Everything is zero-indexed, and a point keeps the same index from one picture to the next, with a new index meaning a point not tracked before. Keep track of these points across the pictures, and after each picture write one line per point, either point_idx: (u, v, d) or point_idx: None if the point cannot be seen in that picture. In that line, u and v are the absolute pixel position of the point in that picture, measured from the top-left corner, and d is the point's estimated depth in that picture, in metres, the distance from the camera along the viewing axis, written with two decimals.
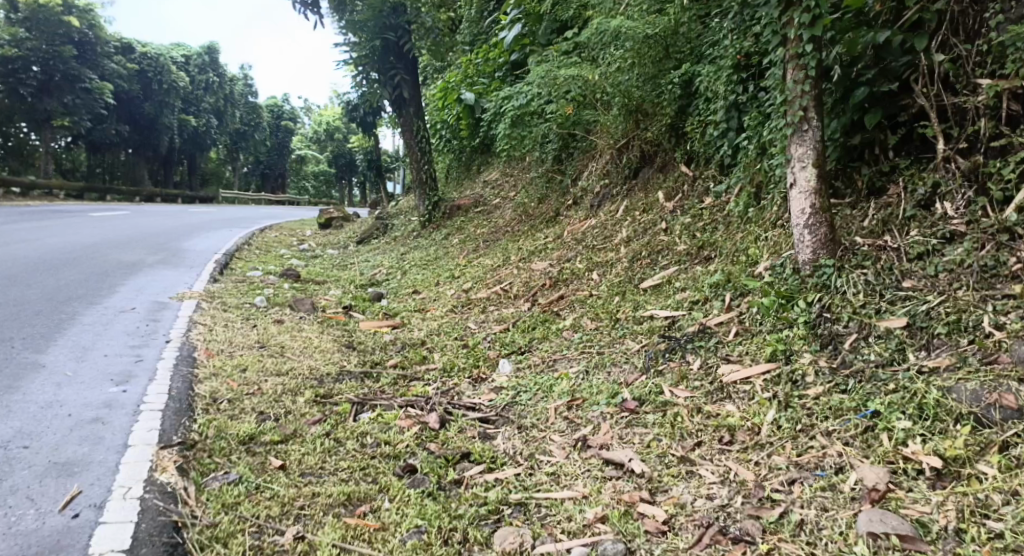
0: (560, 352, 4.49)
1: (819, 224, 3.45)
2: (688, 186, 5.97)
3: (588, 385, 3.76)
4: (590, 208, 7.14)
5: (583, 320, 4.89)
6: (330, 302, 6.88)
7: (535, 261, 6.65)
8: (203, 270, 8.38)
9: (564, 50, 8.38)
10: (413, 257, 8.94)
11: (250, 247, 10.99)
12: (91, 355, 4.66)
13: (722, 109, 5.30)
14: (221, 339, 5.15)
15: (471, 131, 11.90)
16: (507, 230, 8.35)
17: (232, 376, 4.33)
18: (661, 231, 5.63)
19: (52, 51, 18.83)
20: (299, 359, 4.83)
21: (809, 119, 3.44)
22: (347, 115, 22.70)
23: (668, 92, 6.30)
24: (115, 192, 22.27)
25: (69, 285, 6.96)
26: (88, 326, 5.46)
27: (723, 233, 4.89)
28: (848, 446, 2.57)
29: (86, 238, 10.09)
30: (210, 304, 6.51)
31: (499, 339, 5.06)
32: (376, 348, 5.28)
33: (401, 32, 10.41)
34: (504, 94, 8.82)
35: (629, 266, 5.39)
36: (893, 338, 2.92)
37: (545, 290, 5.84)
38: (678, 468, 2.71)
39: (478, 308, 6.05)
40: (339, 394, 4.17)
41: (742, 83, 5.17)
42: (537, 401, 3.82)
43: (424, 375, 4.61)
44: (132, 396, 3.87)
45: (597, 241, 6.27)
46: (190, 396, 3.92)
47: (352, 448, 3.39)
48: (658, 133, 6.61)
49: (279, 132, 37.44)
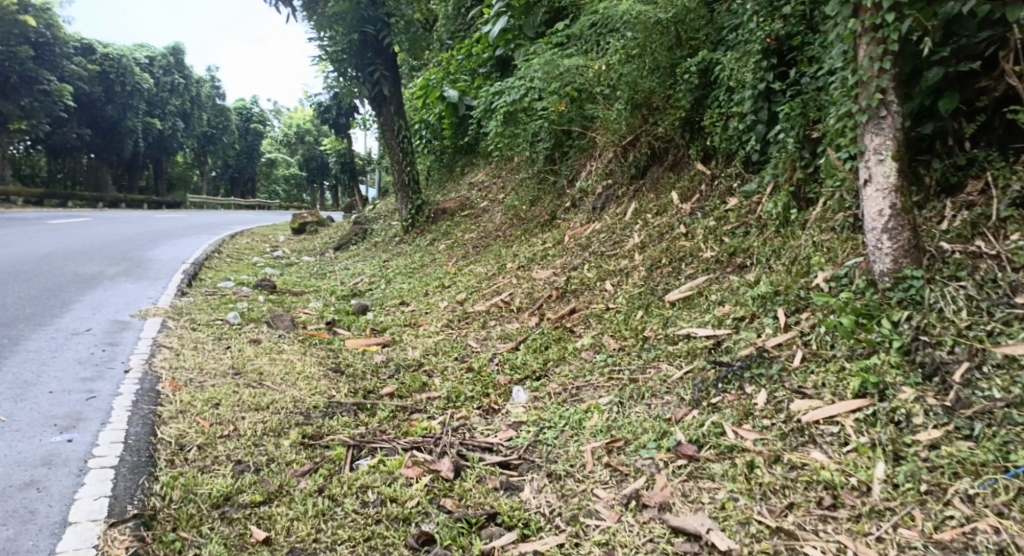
0: (582, 379, 3.93)
1: (900, 228, 2.92)
2: (707, 186, 5.43)
3: (628, 423, 3.21)
4: (592, 211, 6.59)
5: (603, 339, 4.34)
6: (311, 317, 6.25)
7: (536, 270, 6.08)
8: (170, 282, 7.70)
9: (557, 42, 7.86)
10: (397, 264, 8.33)
11: (220, 255, 10.29)
12: (34, 392, 4.00)
13: (749, 99, 4.77)
14: (188, 366, 4.51)
15: (455, 131, 11.32)
16: (498, 235, 7.78)
17: (203, 413, 3.71)
18: (680, 235, 5.08)
19: (7, 52, 17.90)
20: (280, 389, 4.21)
21: (888, 103, 2.92)
22: (319, 117, 22.06)
23: (684, 83, 5.66)
24: (78, 197, 21.31)
25: (16, 303, 6.25)
26: (34, 354, 4.78)
27: (758, 237, 4.37)
28: (1004, 519, 2.08)
29: (39, 248, 9.33)
30: (178, 322, 5.85)
31: (509, 361, 4.48)
32: (367, 373, 4.66)
33: (382, 26, 9.71)
34: (495, 90, 8.26)
35: (647, 276, 4.85)
36: (1020, 368, 2.44)
37: (552, 303, 5.27)
38: (773, 544, 2.19)
39: (477, 323, 5.46)
40: (330, 435, 3.57)
41: (771, 70, 4.66)
42: (567, 443, 3.25)
43: (426, 407, 4.01)
44: (78, 448, 3.24)
45: (605, 246, 5.73)
46: (150, 445, 3.29)
47: (351, 510, 2.81)
48: (670, 129, 5.99)
49: (247, 135, 36.48)
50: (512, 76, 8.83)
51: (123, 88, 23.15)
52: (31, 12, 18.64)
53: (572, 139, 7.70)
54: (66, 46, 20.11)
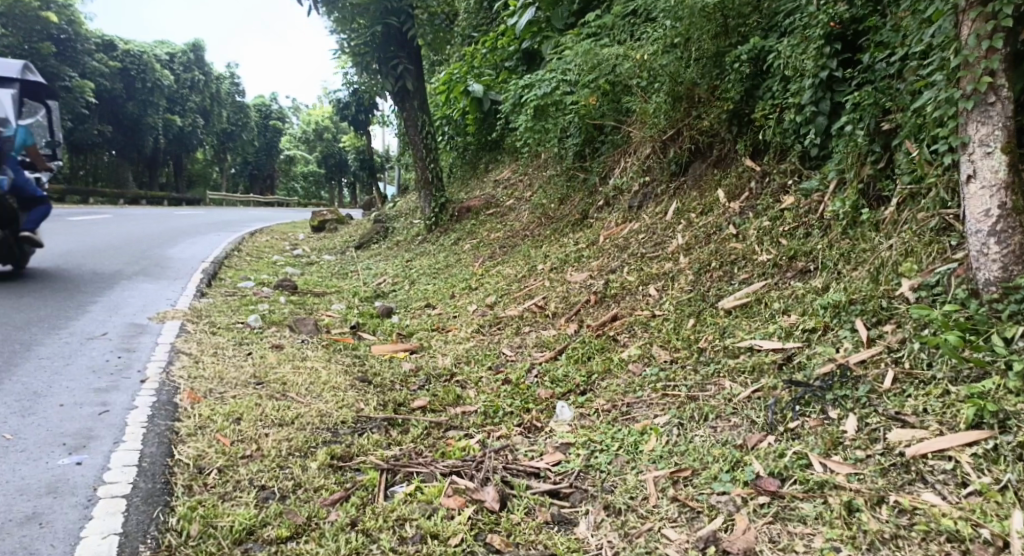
0: (633, 395, 3.60)
1: (1011, 229, 2.64)
2: (757, 184, 5.07)
3: (692, 449, 2.87)
4: (628, 209, 6.25)
5: (652, 350, 4.00)
6: (335, 320, 5.96)
7: (570, 272, 5.75)
8: (189, 282, 7.47)
9: (587, 34, 7.58)
10: (421, 264, 8.04)
11: (240, 254, 10.06)
12: (43, 406, 3.74)
13: (809, 88, 4.43)
14: (208, 375, 4.23)
15: (479, 126, 11.03)
16: (526, 234, 7.45)
17: (224, 429, 3.43)
18: (730, 237, 4.73)
19: (30, 49, 17.91)
20: (305, 401, 3.92)
21: (998, 87, 2.64)
22: (338, 113, 21.85)
23: (733, 73, 5.32)
24: (99, 194, 21.27)
25: (32, 305, 6.03)
26: (46, 362, 4.54)
27: (821, 240, 4.03)
28: None
29: (57, 246, 9.15)
30: (197, 325, 5.59)
31: (549, 373, 4.16)
32: (396, 383, 4.36)
33: (405, 18, 9.44)
34: (524, 83, 7.97)
35: (695, 280, 4.51)
36: None
37: (590, 308, 4.95)
38: None
39: (509, 329, 5.13)
40: (362, 455, 3.28)
41: (835, 57, 4.33)
42: (624, 471, 2.93)
43: (462, 423, 3.71)
44: (88, 474, 2.99)
45: (646, 248, 5.40)
46: (166, 469, 3.03)
47: (388, 548, 2.55)
48: (715, 122, 5.63)
49: (267, 132, 36.40)
50: (541, 69, 8.54)
51: (145, 85, 23.11)
52: (54, 8, 18.60)
53: (604, 134, 7.37)
54: (89, 43, 20.06)
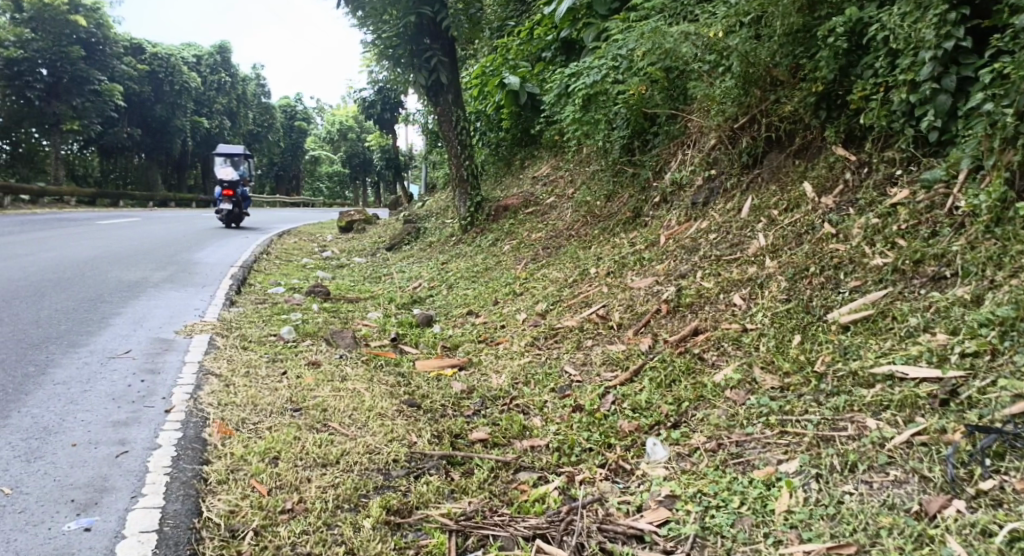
0: (740, 432, 2.97)
1: None
2: (853, 174, 4.42)
3: (850, 515, 2.30)
4: (693, 204, 5.59)
5: (753, 373, 3.34)
6: (371, 330, 5.39)
7: (631, 277, 5.11)
8: (217, 290, 6.97)
9: (636, 18, 6.95)
10: (458, 267, 7.47)
11: (268, 256, 9.58)
12: (51, 447, 3.22)
13: (929, 63, 3.79)
14: (239, 402, 3.67)
15: (514, 120, 10.42)
16: (571, 234, 6.83)
17: (259, 474, 2.88)
18: (830, 235, 4.07)
19: (58, 52, 17.58)
20: (348, 432, 3.35)
21: None
22: (363, 112, 21.37)
23: (826, 49, 4.63)
24: (128, 197, 21.02)
25: (50, 319, 5.57)
26: (60, 388, 4.03)
27: (955, 240, 3.41)
28: None
29: (80, 252, 8.69)
30: (227, 339, 5.07)
31: (628, 400, 3.52)
32: (448, 408, 3.78)
33: (439, 7, 8.82)
34: (571, 70, 7.35)
35: (791, 287, 3.85)
36: None
37: (663, 319, 4.30)
38: None
39: (569, 343, 4.48)
40: (424, 508, 2.72)
41: (962, 24, 3.71)
42: (755, 539, 2.33)
43: (533, 463, 3.10)
44: (97, 547, 2.48)
45: (721, 248, 4.74)
46: (192, 536, 2.52)
47: None
48: (800, 105, 4.98)
49: (291, 132, 36.20)
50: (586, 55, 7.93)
51: (172, 88, 22.90)
52: (83, 12, 18.25)
53: (657, 125, 6.72)
54: (117, 46, 19.75)
